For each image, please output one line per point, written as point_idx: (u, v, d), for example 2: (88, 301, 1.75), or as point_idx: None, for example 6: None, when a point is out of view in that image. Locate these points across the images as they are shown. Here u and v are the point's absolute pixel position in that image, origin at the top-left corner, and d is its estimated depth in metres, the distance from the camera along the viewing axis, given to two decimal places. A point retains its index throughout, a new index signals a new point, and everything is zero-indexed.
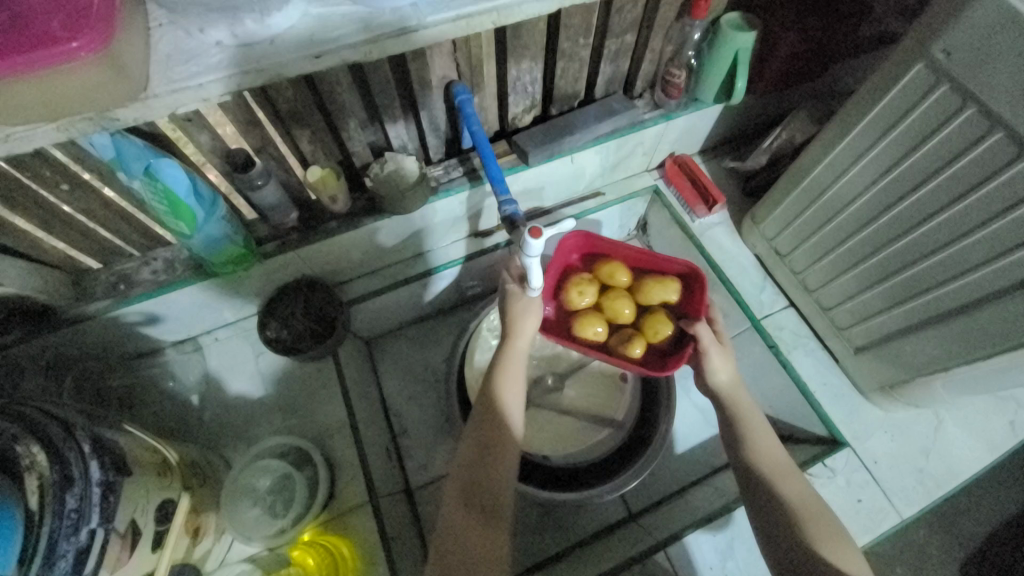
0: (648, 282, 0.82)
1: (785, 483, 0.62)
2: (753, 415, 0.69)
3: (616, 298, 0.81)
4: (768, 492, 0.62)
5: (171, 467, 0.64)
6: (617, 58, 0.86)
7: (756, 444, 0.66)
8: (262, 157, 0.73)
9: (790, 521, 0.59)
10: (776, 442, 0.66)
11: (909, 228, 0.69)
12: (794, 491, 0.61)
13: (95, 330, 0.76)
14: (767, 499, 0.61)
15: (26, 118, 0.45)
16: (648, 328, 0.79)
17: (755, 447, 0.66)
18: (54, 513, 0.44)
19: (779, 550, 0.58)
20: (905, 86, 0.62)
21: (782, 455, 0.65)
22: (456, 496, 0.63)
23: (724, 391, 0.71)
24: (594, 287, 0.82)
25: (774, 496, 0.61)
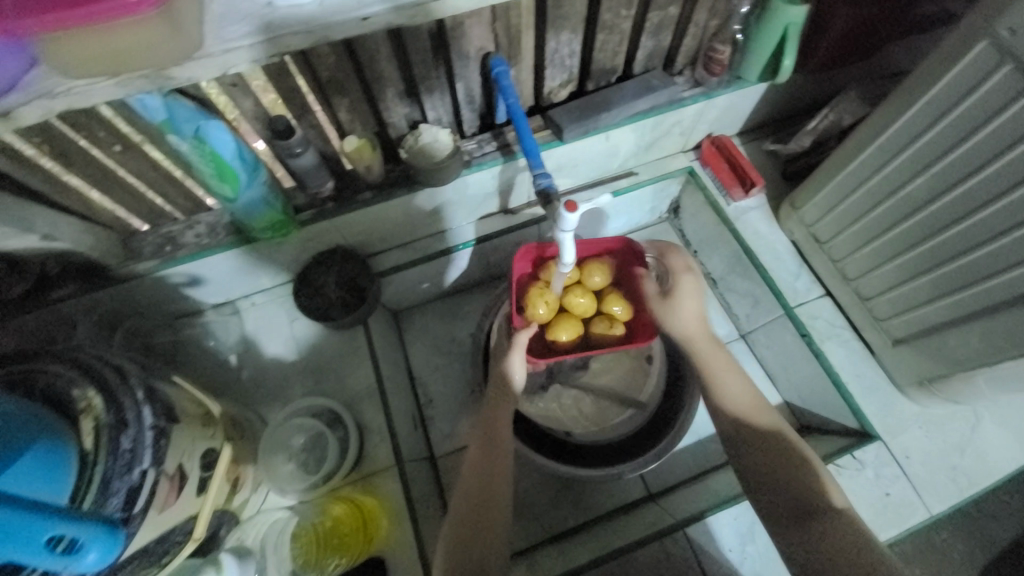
0: (590, 267, 0.80)
1: (757, 417, 0.67)
2: (721, 357, 0.72)
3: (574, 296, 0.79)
4: (746, 431, 0.66)
5: (213, 419, 0.68)
6: (659, 32, 0.84)
7: (727, 384, 0.70)
8: (301, 125, 0.75)
9: (768, 458, 0.63)
10: (744, 379, 0.71)
11: (960, 216, 0.66)
12: (765, 425, 0.66)
13: (143, 288, 0.80)
14: (735, 429, 0.66)
15: (88, 73, 0.47)
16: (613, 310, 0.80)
17: (726, 387, 0.70)
18: (109, 452, 0.48)
19: (758, 484, 0.62)
20: (967, 64, 0.59)
21: (743, 388, 0.70)
22: (475, 465, 0.68)
23: (692, 338, 0.74)
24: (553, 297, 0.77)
25: (749, 434, 0.65)
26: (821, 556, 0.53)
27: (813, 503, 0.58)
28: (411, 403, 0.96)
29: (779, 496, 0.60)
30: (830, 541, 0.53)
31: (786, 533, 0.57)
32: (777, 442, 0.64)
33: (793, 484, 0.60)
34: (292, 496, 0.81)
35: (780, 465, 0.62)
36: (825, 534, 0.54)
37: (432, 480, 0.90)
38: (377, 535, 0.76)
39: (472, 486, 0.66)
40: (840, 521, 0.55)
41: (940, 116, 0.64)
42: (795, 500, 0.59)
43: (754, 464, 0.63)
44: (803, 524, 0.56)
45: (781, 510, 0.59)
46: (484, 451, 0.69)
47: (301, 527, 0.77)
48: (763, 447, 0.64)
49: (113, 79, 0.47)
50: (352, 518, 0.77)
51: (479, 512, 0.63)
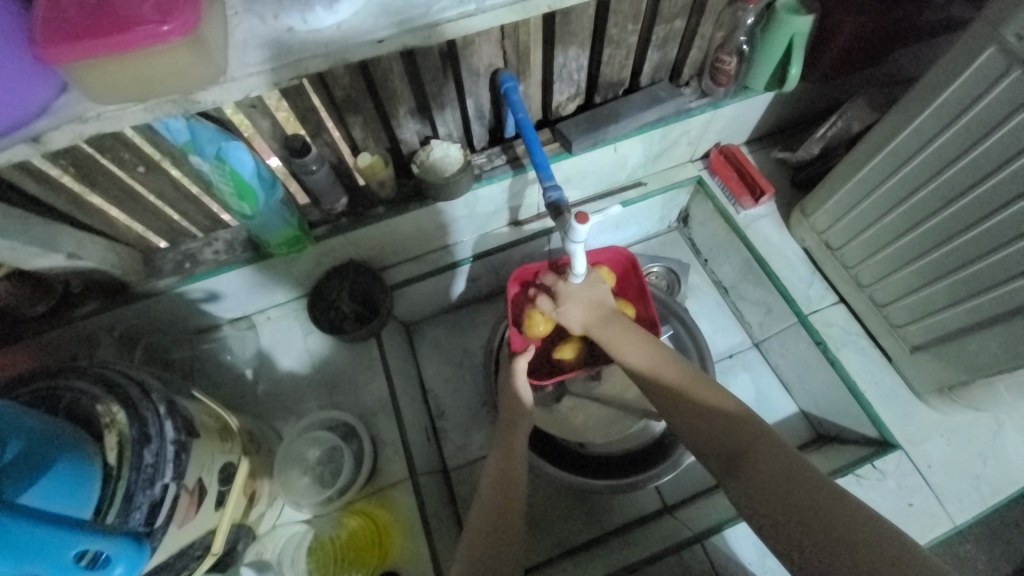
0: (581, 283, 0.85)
1: (665, 369, 0.65)
2: (613, 329, 0.72)
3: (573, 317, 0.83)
4: (662, 391, 0.65)
5: (231, 433, 0.69)
6: (665, 45, 0.85)
7: (626, 354, 0.69)
8: (316, 143, 0.76)
9: (690, 411, 0.61)
10: (642, 337, 0.70)
11: (974, 221, 0.65)
12: (676, 376, 0.64)
13: (162, 304, 0.81)
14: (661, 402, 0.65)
15: (118, 99, 0.49)
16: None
17: (627, 356, 0.69)
18: (132, 466, 0.49)
19: (694, 440, 0.61)
20: (976, 70, 0.59)
21: (647, 348, 0.68)
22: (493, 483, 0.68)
23: (593, 327, 0.74)
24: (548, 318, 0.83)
25: (667, 392, 0.64)
26: (759, 493, 0.51)
27: (736, 440, 0.56)
28: (424, 416, 0.96)
29: (711, 443, 0.58)
30: (761, 475, 0.52)
31: (727, 479, 0.56)
32: (691, 391, 0.62)
33: (717, 429, 0.58)
34: (309, 510, 0.81)
35: (700, 414, 0.60)
36: (755, 468, 0.53)
37: (445, 493, 0.90)
38: (392, 550, 0.76)
39: (488, 492, 0.68)
40: (764, 449, 0.54)
41: (950, 121, 0.64)
42: (723, 442, 0.57)
43: (682, 421, 0.62)
44: (736, 464, 0.55)
45: (717, 457, 0.57)
46: (501, 462, 0.71)
47: (320, 539, 0.78)
48: (681, 401, 0.62)
49: (142, 105, 0.50)
50: (367, 531, 0.77)
51: (495, 524, 0.64)
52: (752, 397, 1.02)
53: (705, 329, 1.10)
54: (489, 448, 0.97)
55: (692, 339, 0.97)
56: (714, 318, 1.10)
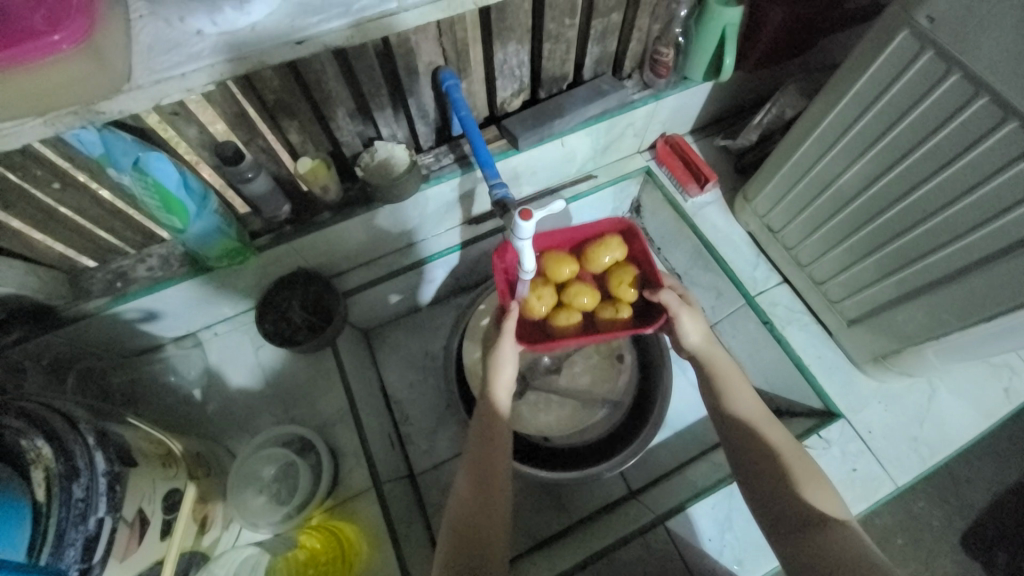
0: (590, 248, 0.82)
1: (765, 430, 0.67)
2: (723, 364, 0.74)
3: (575, 287, 0.83)
4: (757, 443, 0.66)
5: (175, 458, 0.66)
6: (604, 38, 0.86)
7: (732, 394, 0.71)
8: (251, 149, 0.73)
9: (770, 471, 0.64)
10: (747, 390, 0.71)
11: (898, 198, 0.69)
12: (775, 440, 0.66)
13: (94, 328, 0.77)
14: (750, 442, 0.66)
15: (13, 113, 0.45)
16: (617, 291, 0.82)
17: (738, 401, 0.70)
18: (61, 503, 0.45)
19: (765, 502, 0.63)
20: (890, 55, 0.62)
21: (761, 407, 0.70)
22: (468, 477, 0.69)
23: (701, 349, 0.75)
24: (547, 290, 0.81)
25: (752, 447, 0.66)
26: (820, 564, 0.53)
27: (810, 516, 0.58)
28: (387, 422, 0.95)
29: (786, 506, 0.60)
30: (829, 552, 0.54)
31: (786, 546, 0.58)
32: (783, 456, 0.64)
33: (793, 499, 0.60)
34: (264, 530, 0.78)
35: (786, 481, 0.62)
36: (821, 545, 0.55)
37: (413, 498, 0.89)
38: (359, 561, 0.75)
39: (461, 503, 0.67)
40: (837, 534, 0.55)
41: (871, 104, 0.67)
42: (796, 516, 0.59)
43: (760, 477, 0.64)
44: (807, 534, 0.57)
45: (785, 526, 0.60)
46: (474, 471, 0.69)
47: (276, 562, 0.74)
48: (774, 459, 0.64)
49: (42, 118, 0.46)
50: (329, 545, 0.76)
51: (475, 531, 0.64)
52: None
53: None
54: (455, 449, 0.96)
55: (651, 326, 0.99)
56: None
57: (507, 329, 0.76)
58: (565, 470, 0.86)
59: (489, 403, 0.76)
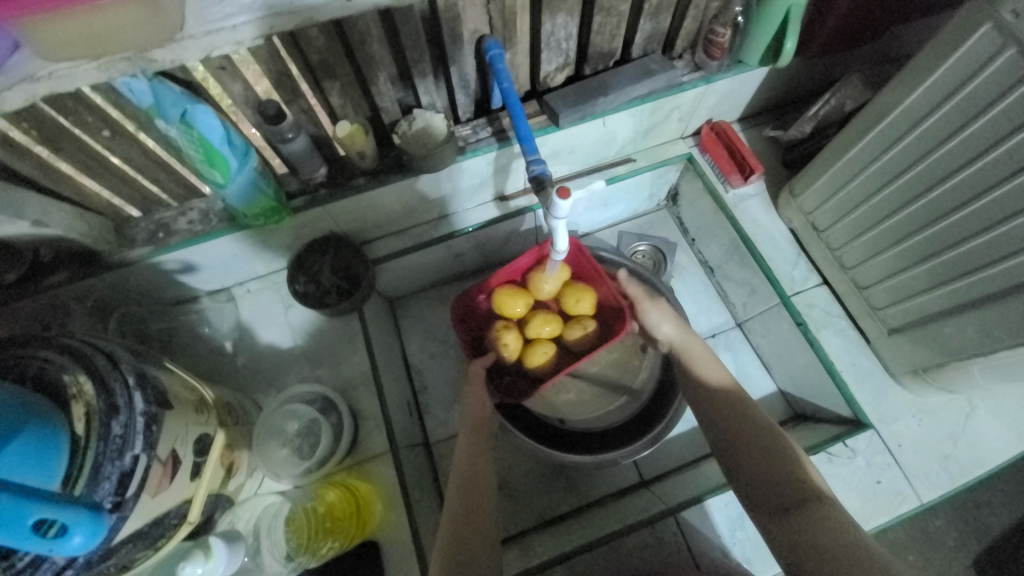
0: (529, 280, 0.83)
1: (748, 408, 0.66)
2: (697, 351, 0.75)
3: (535, 318, 0.82)
4: (735, 423, 0.65)
5: (207, 405, 0.68)
6: (658, 14, 0.81)
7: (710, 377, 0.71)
8: (292, 110, 0.73)
9: (755, 449, 0.62)
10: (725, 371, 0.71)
11: (958, 204, 0.65)
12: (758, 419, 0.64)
13: (135, 275, 0.79)
14: (729, 423, 0.66)
15: (69, 57, 0.46)
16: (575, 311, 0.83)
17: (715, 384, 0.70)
18: (99, 436, 0.48)
19: (749, 482, 0.61)
20: (969, 48, 0.57)
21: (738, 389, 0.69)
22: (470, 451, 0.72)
23: (677, 341, 0.77)
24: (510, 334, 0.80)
25: (736, 426, 0.65)
26: (805, 543, 0.52)
27: (797, 496, 0.57)
28: (406, 391, 0.96)
29: (767, 487, 0.59)
30: (816, 531, 0.52)
31: (774, 527, 0.56)
32: (770, 433, 0.63)
33: (780, 478, 0.59)
34: (287, 481, 0.81)
35: (767, 459, 0.61)
36: (807, 524, 0.53)
37: (426, 466, 0.91)
38: (371, 522, 0.78)
39: (460, 470, 0.69)
40: (824, 512, 0.54)
41: (943, 101, 0.62)
42: (783, 496, 0.58)
43: (745, 455, 0.62)
44: (789, 513, 0.56)
45: (772, 506, 0.58)
46: (471, 441, 0.73)
47: (295, 511, 0.77)
48: (754, 438, 0.63)
49: (95, 62, 0.47)
50: (345, 502, 0.77)
51: (471, 497, 0.66)
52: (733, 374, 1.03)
53: (689, 310, 1.09)
54: None
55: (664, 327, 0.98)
56: (699, 298, 1.10)
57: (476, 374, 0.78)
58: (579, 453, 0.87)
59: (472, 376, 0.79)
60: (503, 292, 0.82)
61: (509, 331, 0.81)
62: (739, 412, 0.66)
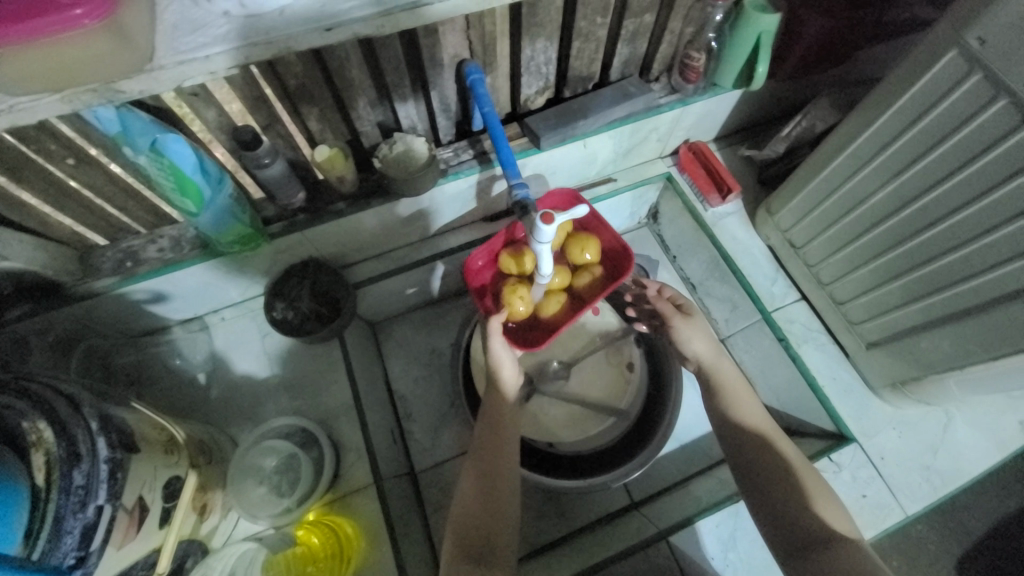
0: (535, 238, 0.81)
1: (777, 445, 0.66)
2: (729, 376, 0.74)
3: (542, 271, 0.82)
4: (764, 455, 0.65)
5: (178, 445, 0.65)
6: (635, 39, 0.83)
7: (739, 405, 0.71)
8: (269, 135, 0.72)
9: (783, 484, 0.62)
10: (752, 403, 0.71)
11: (929, 223, 0.67)
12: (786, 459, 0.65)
13: (102, 307, 0.76)
14: (756, 453, 0.66)
15: (30, 88, 0.44)
16: (582, 260, 0.82)
17: (745, 413, 0.70)
18: (60, 489, 0.44)
19: (772, 511, 0.61)
20: (935, 74, 0.60)
21: (769, 422, 0.70)
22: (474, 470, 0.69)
23: (708, 359, 0.77)
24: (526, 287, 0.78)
25: (763, 462, 0.65)
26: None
27: (821, 532, 0.57)
28: (390, 418, 0.94)
29: (790, 518, 0.60)
30: (839, 563, 0.53)
31: (793, 565, 0.56)
32: (796, 472, 0.63)
33: (806, 512, 0.59)
34: (265, 520, 0.77)
35: (794, 490, 0.61)
36: (827, 561, 0.54)
37: (411, 497, 0.88)
38: (356, 560, 0.74)
39: (467, 504, 0.66)
40: (845, 549, 0.54)
41: (911, 123, 0.65)
42: (807, 534, 0.58)
43: (771, 489, 0.63)
44: (813, 548, 0.56)
45: (791, 542, 0.58)
46: (475, 473, 0.69)
47: (274, 557, 0.73)
48: (782, 469, 0.63)
49: (58, 95, 0.45)
50: (328, 541, 0.75)
51: (480, 532, 0.63)
52: None
53: None
54: (457, 449, 0.95)
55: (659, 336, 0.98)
56: None
57: (495, 330, 0.75)
58: (567, 478, 0.86)
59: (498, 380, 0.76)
60: (507, 254, 0.81)
61: (521, 284, 0.79)
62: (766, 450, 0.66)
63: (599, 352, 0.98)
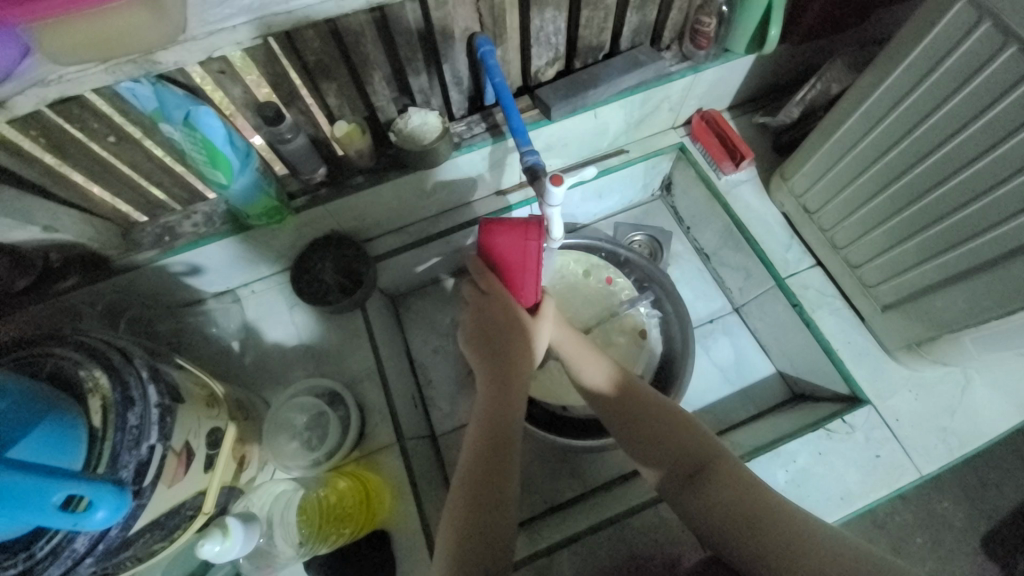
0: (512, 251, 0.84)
1: (639, 387, 0.73)
2: (583, 347, 0.79)
3: None
4: (618, 410, 0.71)
5: (217, 400, 0.70)
6: (644, 6, 0.83)
7: (587, 372, 0.75)
8: (291, 112, 0.75)
9: (654, 431, 0.67)
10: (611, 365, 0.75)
11: (944, 178, 0.66)
12: (653, 401, 0.70)
13: (143, 278, 0.81)
14: (617, 413, 0.70)
15: (78, 60, 0.48)
16: None
17: (593, 374, 0.75)
18: (116, 427, 0.49)
19: (649, 455, 0.66)
20: (947, 25, 0.59)
21: (619, 372, 0.74)
22: (477, 451, 0.66)
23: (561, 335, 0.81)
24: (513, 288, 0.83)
25: (632, 410, 0.70)
26: (718, 509, 0.58)
27: (696, 463, 0.63)
28: (411, 385, 0.98)
29: (670, 462, 0.64)
30: (719, 493, 0.59)
31: (687, 494, 0.62)
32: (663, 412, 0.68)
33: (678, 447, 0.65)
34: (297, 472, 0.81)
35: (657, 432, 0.67)
36: (714, 485, 0.60)
37: (433, 458, 0.92)
38: (382, 511, 0.79)
39: (475, 463, 0.65)
40: (724, 468, 0.61)
41: (923, 78, 0.64)
42: (686, 460, 0.64)
43: (646, 434, 0.67)
44: (696, 482, 0.62)
45: (674, 474, 0.64)
46: (483, 448, 0.66)
47: (308, 497, 0.77)
48: (638, 417, 0.69)
49: (104, 65, 0.49)
50: (356, 492, 0.78)
51: (481, 499, 0.62)
52: (732, 359, 1.05)
53: (686, 296, 1.12)
54: None
55: (673, 304, 1.01)
56: (695, 285, 1.12)
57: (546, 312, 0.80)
58: (584, 437, 0.90)
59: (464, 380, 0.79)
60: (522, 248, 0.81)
61: None
62: (637, 398, 0.71)
63: (614, 322, 1.00)
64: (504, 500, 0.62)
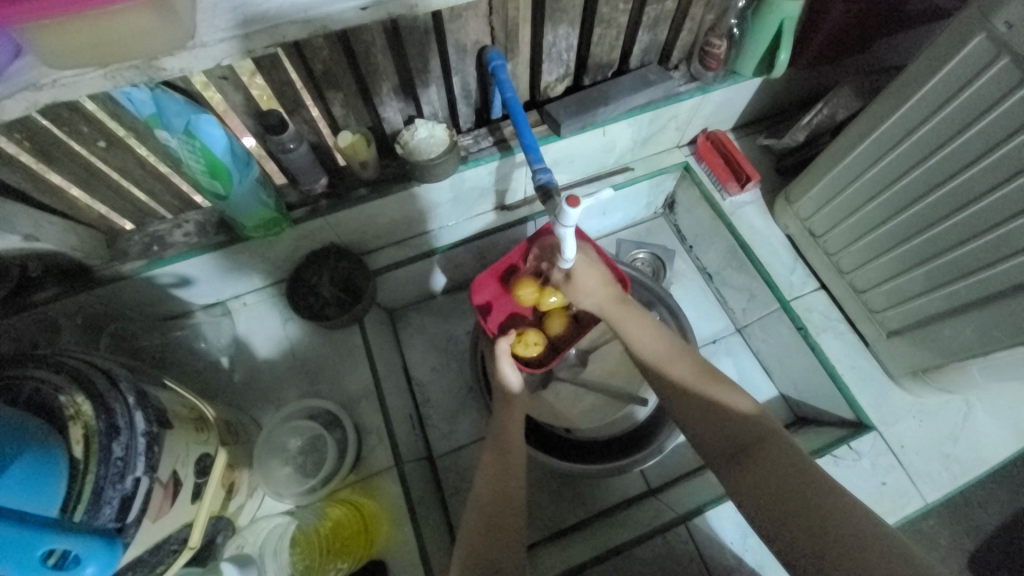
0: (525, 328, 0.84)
1: (683, 361, 0.66)
2: (628, 313, 0.72)
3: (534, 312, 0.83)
4: (663, 382, 0.65)
5: (207, 424, 0.66)
6: (655, 26, 0.83)
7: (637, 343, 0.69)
8: (294, 120, 0.72)
9: (699, 405, 0.61)
10: (653, 334, 0.69)
11: (955, 210, 0.66)
12: (686, 372, 0.64)
13: (128, 289, 0.77)
14: (656, 379, 0.66)
15: (76, 65, 0.45)
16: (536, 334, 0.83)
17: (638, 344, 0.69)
18: (100, 460, 0.45)
19: (694, 428, 0.60)
20: (962, 59, 0.59)
21: (665, 345, 0.68)
22: (492, 451, 0.69)
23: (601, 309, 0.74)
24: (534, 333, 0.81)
25: (669, 385, 0.64)
26: (763, 490, 0.50)
27: (746, 439, 0.55)
28: (409, 403, 0.94)
29: (712, 437, 0.58)
30: (766, 472, 0.51)
31: (731, 473, 0.54)
32: (707, 383, 0.62)
33: (726, 423, 0.57)
34: (290, 500, 0.79)
35: (700, 402, 0.61)
36: (761, 465, 0.52)
37: (430, 481, 0.89)
38: (378, 539, 0.76)
39: (485, 477, 0.66)
40: (767, 444, 0.53)
41: (935, 110, 0.64)
42: (727, 435, 0.57)
43: (684, 410, 0.61)
44: (742, 461, 0.54)
45: (717, 450, 0.57)
46: (497, 456, 0.68)
47: (300, 531, 0.76)
48: (681, 391, 0.62)
49: (103, 70, 0.47)
50: (353, 519, 0.77)
51: (498, 503, 0.63)
52: (735, 381, 1.04)
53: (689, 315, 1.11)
54: (474, 436, 0.96)
55: (677, 325, 0.99)
56: (697, 304, 1.12)
57: (502, 348, 0.77)
58: (586, 461, 0.88)
59: (500, 381, 0.76)
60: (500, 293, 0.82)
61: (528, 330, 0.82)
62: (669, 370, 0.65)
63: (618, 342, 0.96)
64: (513, 519, 0.62)
